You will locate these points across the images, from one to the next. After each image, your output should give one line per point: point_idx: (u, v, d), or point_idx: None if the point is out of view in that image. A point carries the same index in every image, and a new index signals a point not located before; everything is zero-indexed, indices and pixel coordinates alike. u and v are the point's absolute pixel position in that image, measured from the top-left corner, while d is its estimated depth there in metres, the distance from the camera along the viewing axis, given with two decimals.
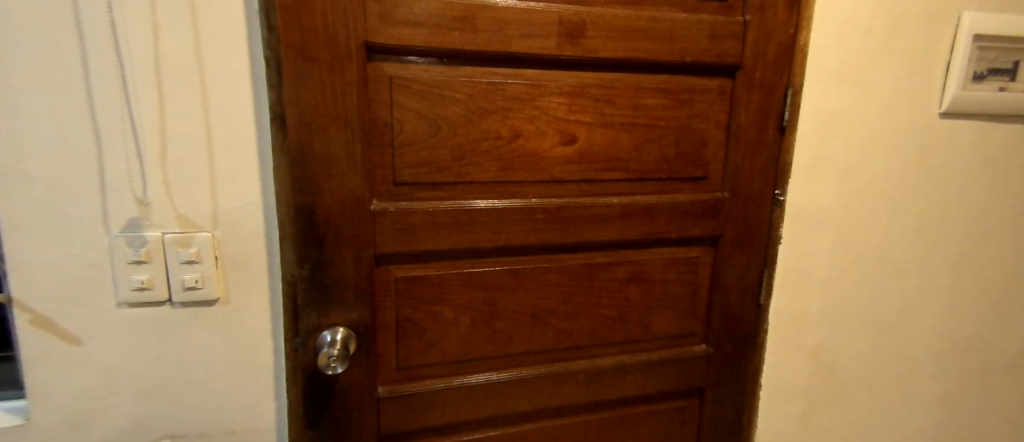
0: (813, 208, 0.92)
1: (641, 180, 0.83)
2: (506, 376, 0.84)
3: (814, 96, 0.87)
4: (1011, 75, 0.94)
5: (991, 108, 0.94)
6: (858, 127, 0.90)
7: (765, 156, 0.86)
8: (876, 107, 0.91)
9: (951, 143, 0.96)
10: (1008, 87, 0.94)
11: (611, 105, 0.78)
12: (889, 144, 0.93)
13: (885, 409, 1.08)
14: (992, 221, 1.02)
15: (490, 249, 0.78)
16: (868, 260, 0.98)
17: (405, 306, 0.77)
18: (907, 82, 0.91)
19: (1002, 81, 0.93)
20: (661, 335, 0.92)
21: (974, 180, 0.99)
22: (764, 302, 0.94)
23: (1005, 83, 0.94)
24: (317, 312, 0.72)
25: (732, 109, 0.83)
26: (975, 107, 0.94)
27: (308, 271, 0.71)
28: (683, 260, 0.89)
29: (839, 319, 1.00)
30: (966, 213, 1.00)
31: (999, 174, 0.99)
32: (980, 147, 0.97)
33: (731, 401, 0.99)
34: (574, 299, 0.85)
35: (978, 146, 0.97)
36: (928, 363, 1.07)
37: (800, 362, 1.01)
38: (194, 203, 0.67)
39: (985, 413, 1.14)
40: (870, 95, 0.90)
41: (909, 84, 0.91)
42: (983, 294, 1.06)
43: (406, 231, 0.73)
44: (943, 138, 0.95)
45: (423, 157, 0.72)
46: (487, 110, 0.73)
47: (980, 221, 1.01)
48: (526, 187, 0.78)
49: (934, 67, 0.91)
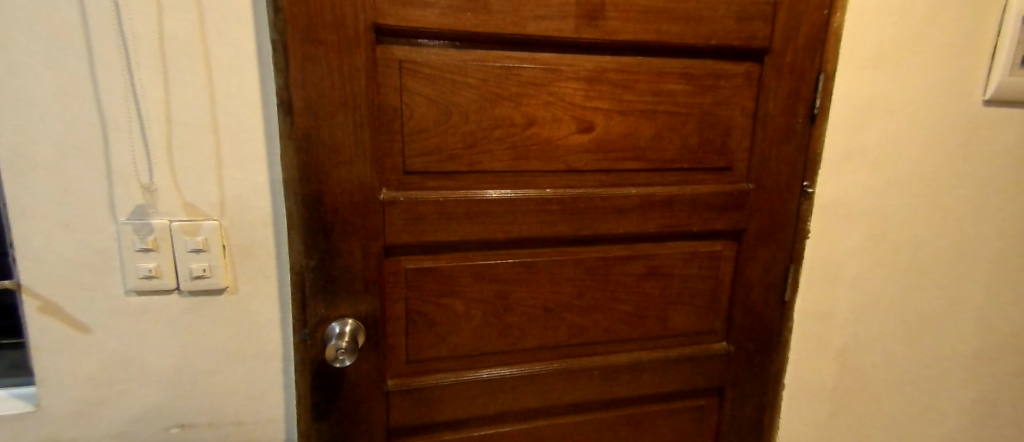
0: (844, 200, 0.87)
1: (660, 170, 0.79)
2: (518, 372, 0.82)
3: (848, 82, 0.82)
4: None
5: None
6: (894, 116, 0.85)
7: (793, 146, 0.82)
8: (914, 93, 0.85)
9: (994, 133, 0.89)
10: None
11: (630, 90, 0.74)
12: (926, 133, 0.87)
13: (914, 414, 1.03)
14: None
15: (503, 240, 0.75)
16: (901, 256, 0.93)
17: (414, 298, 0.74)
18: (948, 67, 0.85)
19: None
20: (679, 332, 0.89)
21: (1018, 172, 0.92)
22: (789, 298, 0.90)
23: None
24: (324, 304, 0.71)
25: (759, 95, 0.79)
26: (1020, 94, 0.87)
27: (316, 262, 0.69)
28: (704, 254, 0.85)
29: (868, 319, 0.95)
30: (1008, 207, 0.94)
31: None
32: None
33: (752, 400, 0.95)
34: (589, 293, 0.82)
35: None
36: (962, 365, 1.02)
37: (826, 361, 0.96)
38: (200, 190, 0.65)
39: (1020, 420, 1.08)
40: (908, 80, 0.84)
41: (950, 69, 0.85)
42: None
43: (416, 221, 0.71)
44: (985, 128, 0.89)
45: (433, 145, 0.69)
46: (500, 95, 0.70)
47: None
48: (541, 176, 0.75)
49: (977, 52, 0.85)
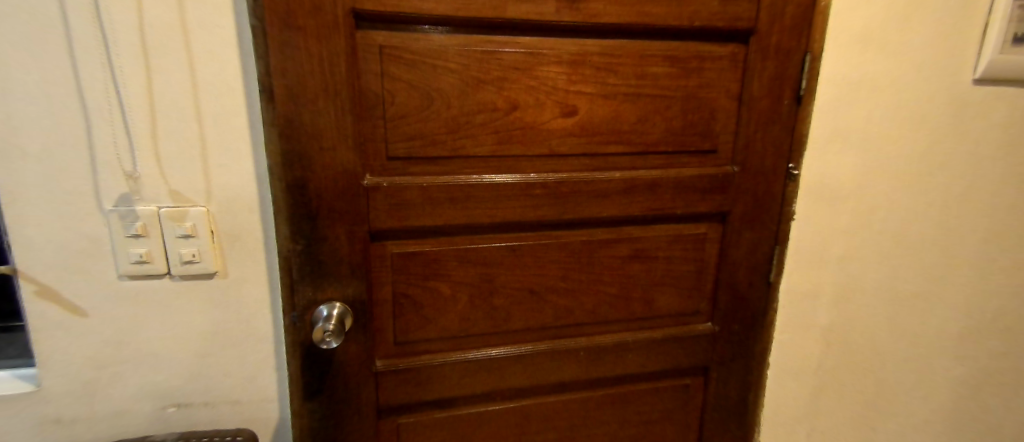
0: (830, 182, 0.88)
1: (644, 153, 0.79)
2: (504, 353, 0.84)
3: (834, 62, 0.81)
4: None
5: None
6: (881, 97, 0.85)
7: (779, 128, 0.82)
8: (902, 73, 0.84)
9: (982, 113, 0.89)
10: None
11: (613, 74, 0.74)
12: (914, 114, 0.87)
13: (899, 392, 1.05)
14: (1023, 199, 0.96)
15: (487, 225, 0.76)
16: (886, 237, 0.93)
17: (400, 281, 0.76)
18: (938, 46, 0.84)
19: None
20: (664, 313, 0.90)
21: (1006, 152, 0.92)
22: (774, 279, 0.91)
23: None
24: (312, 288, 0.72)
25: (744, 77, 0.78)
26: (1010, 73, 0.87)
27: (303, 247, 0.70)
28: (689, 237, 0.86)
29: (852, 300, 0.96)
30: (995, 187, 0.94)
31: None
32: (1015, 116, 0.90)
33: (737, 379, 0.97)
34: (573, 275, 0.83)
35: (1012, 115, 0.90)
36: (946, 344, 1.03)
37: (810, 341, 0.98)
38: (187, 177, 0.66)
39: (1003, 397, 1.10)
40: (897, 60, 0.83)
41: (940, 48, 0.84)
42: (1010, 276, 1.00)
43: (400, 206, 0.71)
44: (973, 109, 0.89)
45: (416, 130, 0.69)
46: (482, 80, 0.70)
47: (1011, 195, 0.95)
48: (524, 161, 0.75)
49: (967, 31, 0.84)
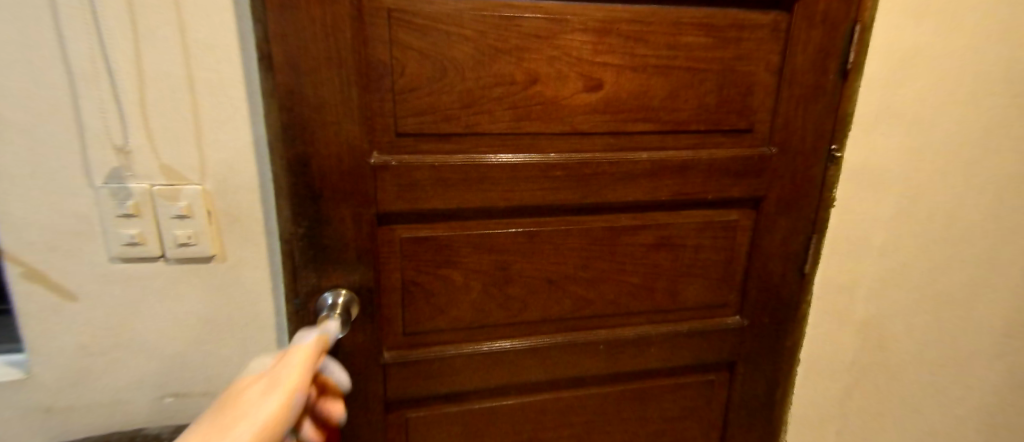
0: (874, 166, 0.81)
1: (674, 132, 0.73)
2: (519, 345, 0.79)
3: (888, 33, 0.73)
4: None
5: None
6: (935, 73, 0.77)
7: (822, 106, 0.75)
8: (960, 45, 0.76)
9: None
10: None
11: (643, 44, 0.67)
12: (969, 92, 0.79)
13: (936, 392, 0.99)
14: None
15: (503, 208, 0.71)
16: (932, 226, 0.86)
17: (410, 268, 0.71)
18: (1001, 15, 0.76)
19: None
20: (690, 305, 0.84)
21: None
22: (809, 270, 0.85)
23: None
24: (316, 274, 0.67)
25: (787, 47, 0.71)
26: None
27: (306, 230, 0.65)
28: (719, 224, 0.80)
29: (892, 294, 0.90)
30: None
31: None
32: None
33: (764, 375, 0.92)
34: (594, 264, 0.77)
35: None
36: (990, 341, 0.96)
37: (845, 336, 0.92)
38: (181, 152, 0.62)
39: None
40: (955, 31, 0.75)
41: (1004, 17, 0.76)
42: None
43: (410, 187, 0.66)
44: None
45: (427, 104, 0.64)
46: (500, 50, 0.64)
47: None
48: (544, 139, 0.69)
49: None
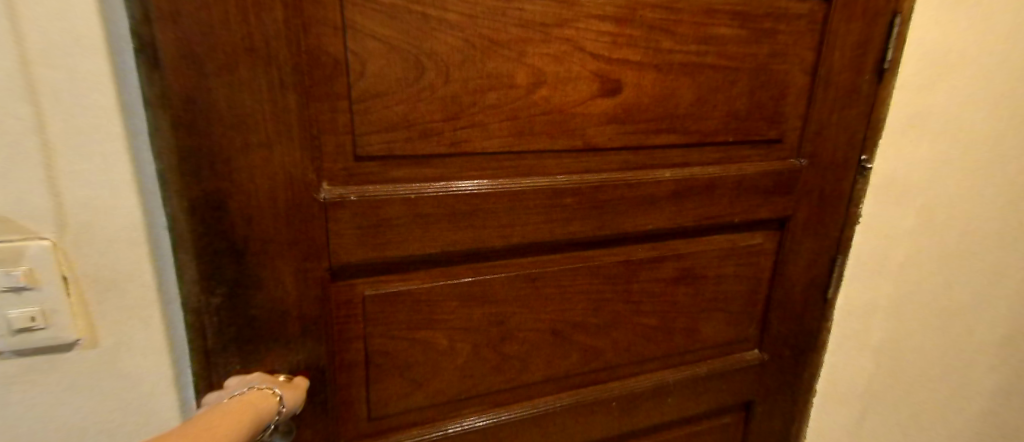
0: (907, 175, 0.70)
1: (701, 145, 0.60)
2: (518, 415, 0.62)
3: (930, 26, 0.63)
4: None
5: None
6: (970, 74, 0.67)
7: (856, 110, 0.65)
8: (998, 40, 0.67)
9: None
10: None
11: (669, 36, 0.54)
12: (1005, 92, 0.70)
13: (958, 418, 0.91)
14: None
15: (499, 248, 0.54)
16: (965, 242, 0.77)
17: (377, 335, 0.52)
18: None
19: None
20: (710, 344, 0.72)
21: None
22: (831, 296, 0.75)
23: None
24: (241, 360, 0.46)
25: (823, 43, 0.61)
26: None
27: (223, 300, 0.44)
28: (743, 250, 0.69)
29: (918, 320, 0.80)
30: None
31: None
32: None
33: (782, 413, 0.82)
34: (607, 308, 0.63)
35: None
36: (1010, 359, 0.89)
37: (861, 363, 0.81)
38: (10, 188, 0.37)
39: None
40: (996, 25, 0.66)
41: None
42: None
43: (376, 229, 0.48)
44: None
45: (398, 116, 0.46)
46: (495, 41, 0.47)
47: None
48: (549, 158, 0.54)
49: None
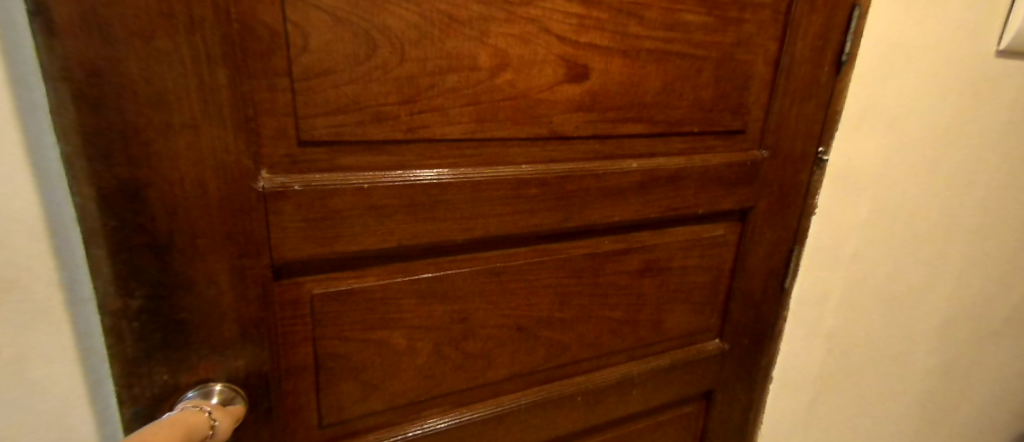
0: (859, 169, 0.72)
1: (667, 135, 0.59)
2: (481, 414, 0.60)
3: (886, 20, 0.64)
4: None
5: None
6: (919, 68, 0.69)
7: (815, 102, 0.66)
8: (947, 37, 0.69)
9: (1010, 87, 0.76)
10: None
11: (637, 20, 0.52)
12: (952, 88, 0.72)
13: (899, 400, 0.96)
14: None
15: (461, 242, 0.51)
16: (907, 232, 0.80)
17: (327, 337, 0.48)
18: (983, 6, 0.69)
19: None
20: (674, 335, 0.72)
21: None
22: (788, 285, 0.76)
23: None
24: (169, 368, 0.41)
25: (785, 34, 0.61)
26: None
27: (144, 303, 0.38)
28: (707, 241, 0.69)
29: (865, 306, 0.83)
30: (1010, 173, 0.83)
31: None
32: None
33: (740, 401, 0.83)
34: (573, 301, 0.61)
35: None
36: (946, 344, 0.94)
37: (816, 351, 0.83)
38: None
39: (988, 391, 1.05)
40: (945, 21, 0.67)
41: (986, 8, 0.69)
42: (1010, 268, 0.93)
43: (324, 222, 0.44)
44: (1002, 87, 0.76)
45: (347, 98, 0.42)
46: (456, 19, 0.44)
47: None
48: (514, 147, 0.51)
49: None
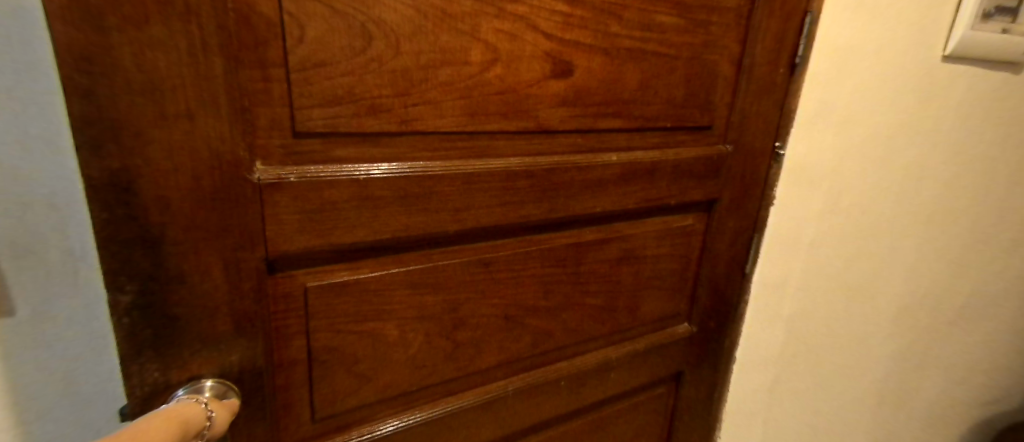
0: (814, 163, 0.77)
1: (643, 130, 0.62)
2: (470, 403, 0.61)
3: (837, 26, 0.70)
4: (1015, 15, 0.80)
5: (993, 53, 0.81)
6: (870, 71, 0.75)
7: (772, 101, 0.71)
8: (893, 43, 0.75)
9: (954, 90, 0.83)
10: (1008, 29, 0.80)
11: (616, 20, 0.55)
12: (899, 90, 0.78)
13: (853, 382, 1.02)
14: (973, 183, 0.93)
15: (453, 233, 0.52)
16: (858, 224, 0.86)
17: (321, 330, 0.48)
18: (926, 15, 0.75)
19: (1005, 22, 0.79)
20: (649, 320, 0.76)
21: (968, 133, 0.87)
22: (749, 271, 0.82)
23: (1007, 25, 0.79)
24: (161, 365, 0.40)
25: (746, 37, 0.66)
26: (981, 51, 0.80)
27: (136, 298, 0.37)
28: (678, 230, 0.73)
29: (823, 293, 0.89)
30: (957, 171, 0.90)
31: (993, 127, 0.89)
32: (974, 98, 0.85)
33: (706, 381, 0.88)
34: (557, 290, 0.63)
35: (972, 95, 0.84)
36: (897, 330, 1.01)
37: (773, 333, 0.89)
38: None
39: (938, 378, 1.12)
40: (890, 28, 0.73)
41: (929, 18, 0.75)
42: (957, 260, 1.00)
43: (320, 214, 0.44)
44: (945, 90, 0.82)
45: (343, 89, 0.42)
46: (448, 13, 0.45)
47: (968, 179, 0.92)
48: (503, 139, 0.52)
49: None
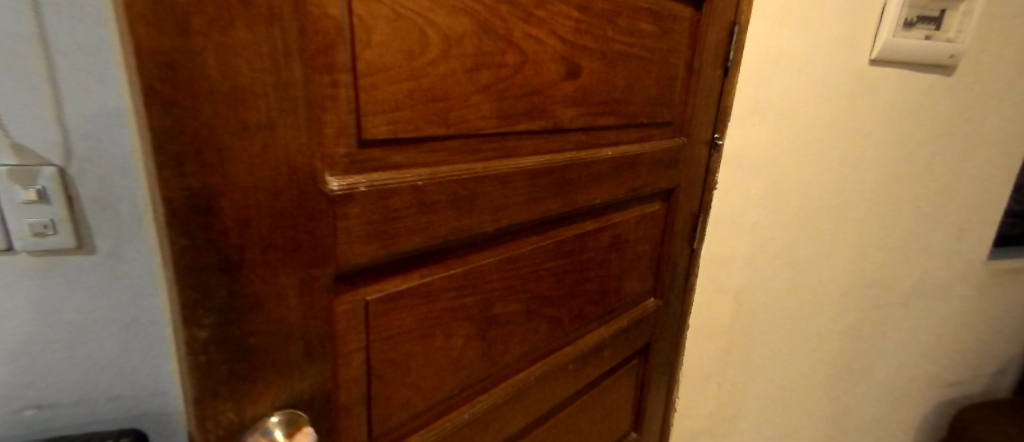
0: (749, 151, 0.91)
1: (627, 126, 0.69)
2: (500, 398, 0.63)
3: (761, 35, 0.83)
4: (935, 24, 1.00)
5: (920, 57, 1.00)
6: (794, 74, 0.90)
7: (711, 98, 0.83)
8: (812, 52, 0.90)
9: (876, 88, 1.01)
10: (932, 36, 1.00)
11: (612, 26, 0.60)
12: (820, 89, 0.94)
13: (795, 347, 1.18)
14: (894, 169, 1.11)
15: (490, 233, 0.54)
16: (791, 204, 1.01)
17: (379, 345, 0.46)
18: (839, 29, 0.91)
19: (927, 30, 0.99)
20: (629, 298, 0.84)
21: (889, 125, 1.06)
22: (697, 247, 0.94)
23: (929, 32, 0.99)
24: (236, 405, 0.36)
25: (696, 43, 0.76)
26: (905, 55, 0.98)
27: (212, 332, 0.34)
28: (649, 216, 0.82)
29: (765, 264, 1.04)
30: (876, 159, 1.08)
31: (909, 122, 1.08)
32: (896, 96, 1.04)
33: (667, 348, 0.99)
34: (566, 278, 0.68)
35: (897, 92, 1.03)
36: (834, 298, 1.18)
37: (722, 302, 1.02)
38: None
39: (873, 344, 1.30)
40: (809, 38, 0.88)
41: (841, 32, 0.92)
42: (882, 237, 1.17)
43: (384, 224, 0.42)
44: (868, 90, 1.00)
45: (401, 93, 0.41)
46: (488, 18, 0.46)
47: (886, 167, 1.10)
48: (527, 139, 0.55)
49: (871, 13, 0.93)
